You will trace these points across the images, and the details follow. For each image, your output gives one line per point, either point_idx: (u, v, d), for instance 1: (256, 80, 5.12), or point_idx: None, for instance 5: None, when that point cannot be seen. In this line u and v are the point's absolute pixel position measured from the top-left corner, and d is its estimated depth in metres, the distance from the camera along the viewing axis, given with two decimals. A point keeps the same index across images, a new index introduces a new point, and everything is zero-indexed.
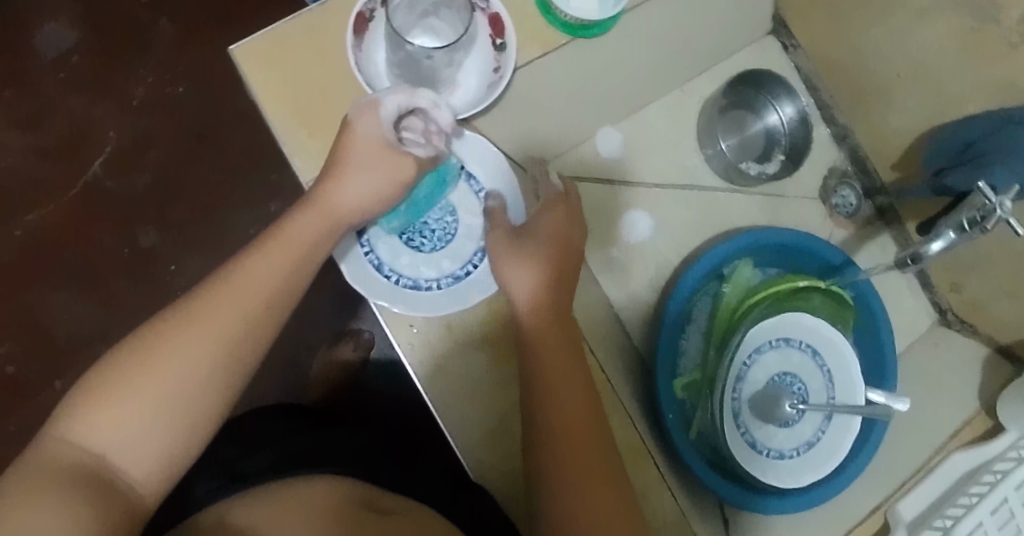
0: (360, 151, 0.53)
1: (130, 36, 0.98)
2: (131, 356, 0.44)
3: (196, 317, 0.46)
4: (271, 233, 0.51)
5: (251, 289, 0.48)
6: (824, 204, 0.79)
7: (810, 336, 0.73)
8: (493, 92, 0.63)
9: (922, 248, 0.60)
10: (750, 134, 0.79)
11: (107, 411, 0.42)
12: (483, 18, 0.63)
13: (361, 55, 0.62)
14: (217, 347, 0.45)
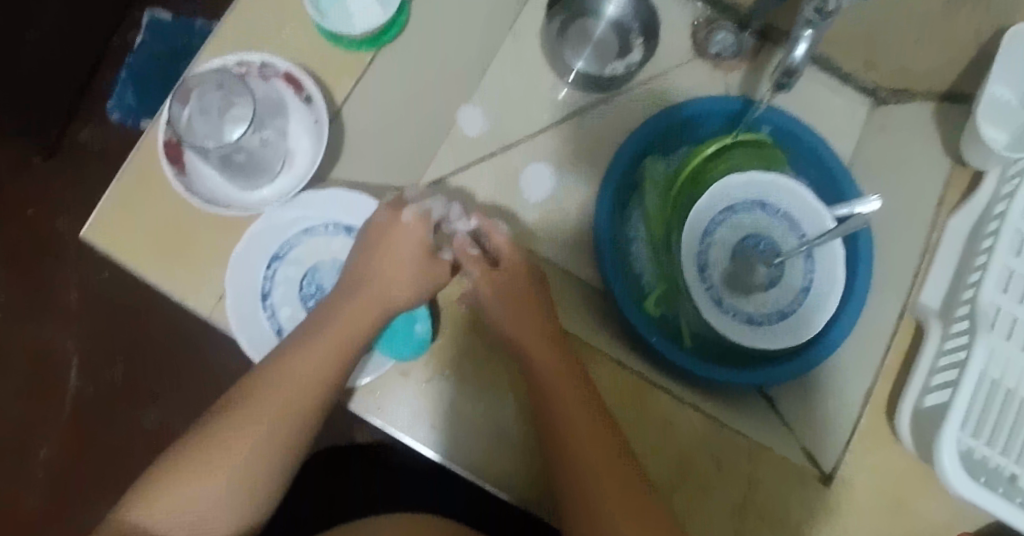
0: (373, 270, 0.61)
1: (43, 253, 1.03)
2: (196, 444, 0.54)
3: (241, 413, 0.55)
4: (285, 354, 0.57)
5: (291, 393, 0.56)
6: (706, 59, 0.75)
7: (749, 191, 0.70)
8: (324, 143, 0.63)
9: (790, 58, 0.59)
10: (599, 37, 0.76)
11: (181, 490, 0.52)
12: (280, 81, 0.62)
13: (188, 178, 0.61)
14: (262, 444, 0.54)
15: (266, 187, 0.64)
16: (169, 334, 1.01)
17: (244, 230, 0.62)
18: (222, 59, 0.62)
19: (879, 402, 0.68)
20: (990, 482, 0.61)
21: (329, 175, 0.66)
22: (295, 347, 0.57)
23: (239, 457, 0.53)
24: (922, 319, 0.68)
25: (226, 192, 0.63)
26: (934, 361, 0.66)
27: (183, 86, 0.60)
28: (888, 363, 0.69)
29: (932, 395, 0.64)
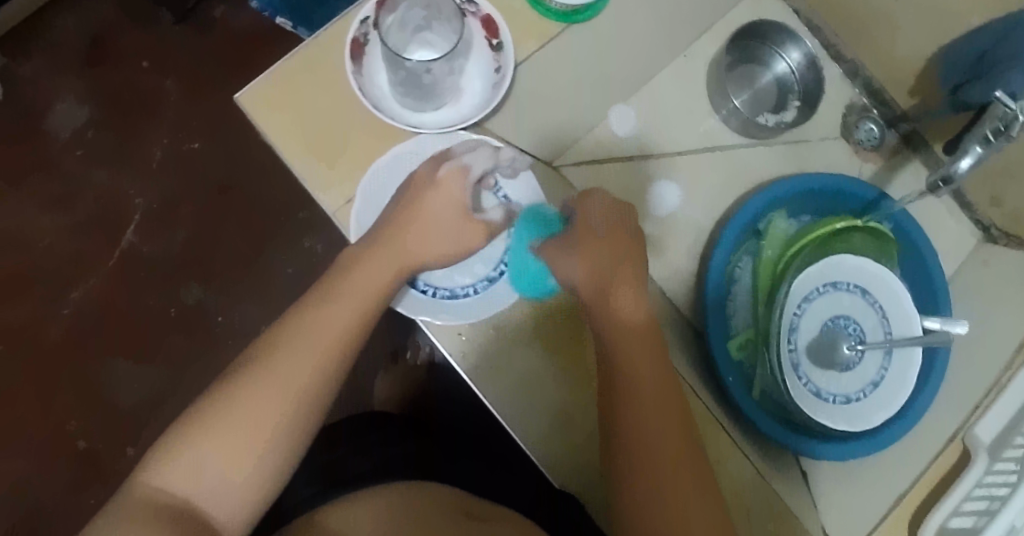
0: (414, 236, 0.57)
1: (139, 105, 1.03)
2: (212, 407, 0.48)
3: (264, 370, 0.50)
4: (305, 312, 0.53)
5: (319, 344, 0.52)
6: (848, 141, 0.78)
7: (855, 275, 0.72)
8: (500, 92, 0.64)
9: (950, 169, 0.59)
10: (760, 87, 0.80)
11: (191, 456, 0.47)
12: (475, 21, 0.65)
13: (363, 79, 0.63)
14: (283, 400, 0.49)
15: (431, 114, 0.65)
16: (236, 222, 1.01)
17: (396, 145, 0.64)
18: None
19: (907, 510, 0.70)
20: None
21: (485, 123, 0.65)
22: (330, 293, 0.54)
23: (256, 413, 0.48)
24: (971, 447, 0.70)
25: (392, 105, 0.64)
26: (972, 488, 0.67)
27: None
28: (926, 476, 0.71)
29: (957, 518, 0.66)
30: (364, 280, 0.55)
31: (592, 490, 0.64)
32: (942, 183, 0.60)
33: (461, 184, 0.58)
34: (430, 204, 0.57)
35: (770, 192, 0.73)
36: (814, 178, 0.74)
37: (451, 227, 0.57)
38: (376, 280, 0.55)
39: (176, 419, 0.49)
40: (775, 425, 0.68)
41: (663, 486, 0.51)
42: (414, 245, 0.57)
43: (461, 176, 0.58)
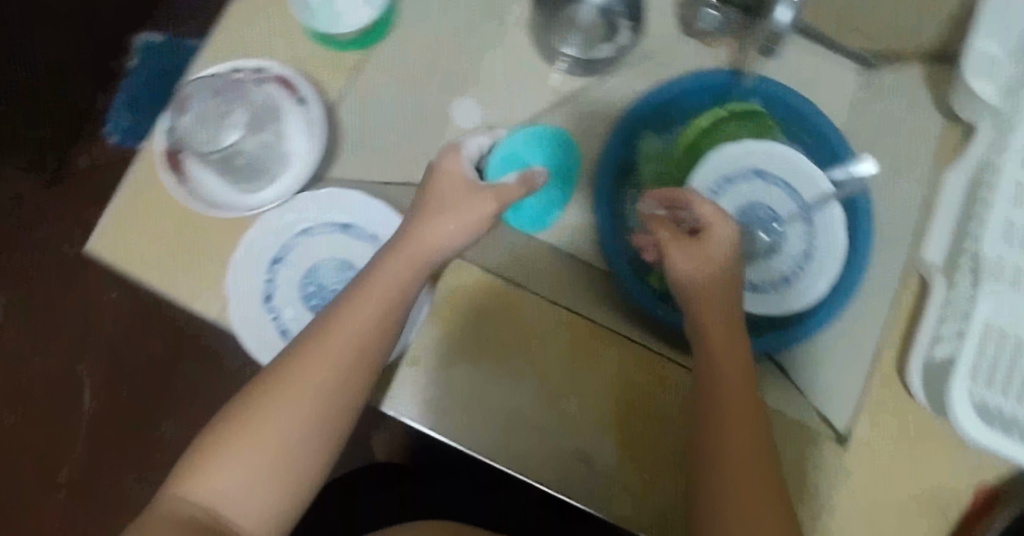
0: (430, 221, 0.57)
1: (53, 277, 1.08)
2: (269, 389, 0.51)
3: (316, 357, 0.52)
4: (329, 324, 0.53)
5: (329, 360, 0.52)
6: (693, 36, 0.74)
7: (750, 159, 0.71)
8: (319, 140, 0.65)
9: None
10: (584, 20, 0.72)
11: (235, 457, 0.50)
12: (272, 85, 0.66)
13: (190, 184, 0.66)
14: (297, 416, 0.51)
15: (267, 188, 0.65)
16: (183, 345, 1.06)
17: (242, 234, 0.66)
18: (218, 67, 0.67)
19: (888, 363, 0.69)
20: (1008, 429, 0.63)
21: (328, 174, 0.67)
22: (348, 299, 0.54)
23: (305, 405, 0.51)
24: (925, 274, 0.70)
25: (229, 198, 0.66)
26: (941, 314, 0.68)
27: (181, 95, 0.65)
28: (895, 323, 0.70)
29: (940, 347, 0.67)
30: (385, 281, 0.55)
31: (569, 475, 0.63)
32: None
33: (462, 162, 0.59)
34: (452, 187, 0.58)
35: (629, 118, 0.71)
36: (665, 86, 0.72)
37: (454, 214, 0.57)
38: (391, 277, 0.55)
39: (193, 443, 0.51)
40: None
41: (731, 452, 0.54)
42: (427, 237, 0.56)
43: (459, 156, 0.60)
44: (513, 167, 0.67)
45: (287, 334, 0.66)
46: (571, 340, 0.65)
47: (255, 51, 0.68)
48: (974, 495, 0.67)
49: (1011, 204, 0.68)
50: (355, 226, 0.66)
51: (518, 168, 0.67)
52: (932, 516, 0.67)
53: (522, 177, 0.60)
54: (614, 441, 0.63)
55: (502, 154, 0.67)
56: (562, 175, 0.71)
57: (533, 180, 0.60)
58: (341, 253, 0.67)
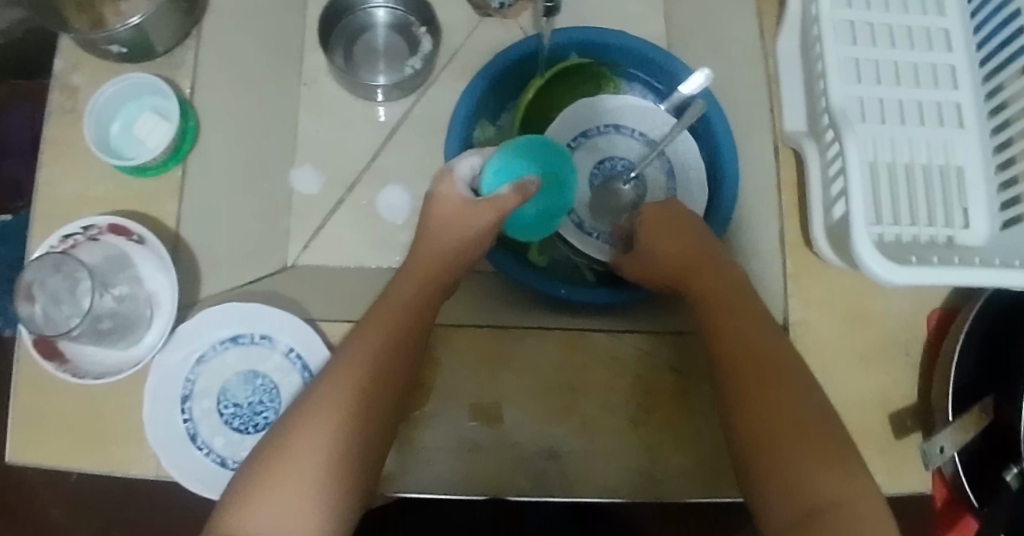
0: (427, 245, 0.61)
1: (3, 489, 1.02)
2: (311, 398, 0.52)
3: (349, 361, 0.54)
4: (338, 363, 0.54)
5: (401, 328, 0.56)
6: (491, 15, 0.80)
7: (598, 118, 0.78)
8: (174, 270, 0.63)
9: None
10: (384, 45, 0.80)
11: (273, 493, 0.49)
12: (107, 237, 0.63)
13: (71, 362, 0.61)
14: (356, 399, 0.52)
15: (147, 335, 0.63)
16: (160, 499, 1.02)
17: (144, 387, 0.62)
18: (46, 243, 0.63)
19: (795, 239, 0.69)
20: (923, 255, 0.64)
21: (198, 298, 0.66)
22: (391, 293, 0.59)
23: (334, 425, 0.51)
24: (795, 145, 0.69)
25: (114, 358, 0.62)
26: (823, 176, 0.67)
27: (22, 283, 0.60)
28: (786, 201, 0.70)
29: (836, 207, 0.65)
30: (389, 310, 0.57)
31: (545, 473, 0.63)
32: None
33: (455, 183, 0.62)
34: (442, 221, 0.61)
35: (467, 104, 0.72)
36: (494, 63, 0.73)
37: (445, 240, 0.61)
38: (395, 315, 0.57)
39: (253, 458, 0.51)
40: (619, 292, 0.71)
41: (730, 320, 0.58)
42: (423, 257, 0.61)
43: (454, 178, 0.62)
44: (510, 177, 0.63)
45: (229, 463, 0.63)
46: (494, 347, 0.66)
47: (74, 211, 0.65)
48: (928, 322, 0.68)
49: (844, 45, 0.69)
50: (249, 333, 0.65)
51: (513, 176, 0.63)
52: (895, 359, 0.67)
53: (516, 188, 0.61)
54: (576, 425, 0.64)
55: (496, 168, 0.63)
56: (556, 184, 0.67)
57: (526, 188, 0.61)
58: (245, 365, 0.65)
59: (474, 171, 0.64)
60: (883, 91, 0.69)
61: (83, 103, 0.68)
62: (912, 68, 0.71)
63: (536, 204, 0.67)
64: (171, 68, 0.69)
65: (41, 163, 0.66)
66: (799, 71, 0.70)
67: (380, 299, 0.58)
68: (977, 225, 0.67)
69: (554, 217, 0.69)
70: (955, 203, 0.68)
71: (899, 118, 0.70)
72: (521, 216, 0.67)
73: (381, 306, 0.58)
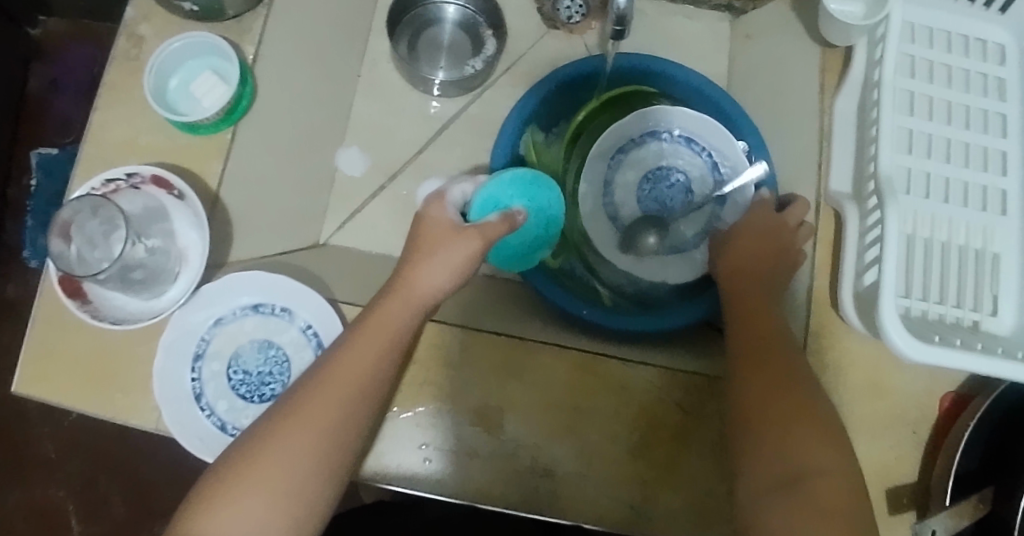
0: (418, 268, 0.58)
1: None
2: (300, 399, 0.53)
3: (339, 367, 0.54)
4: (330, 359, 0.55)
5: (393, 336, 0.56)
6: (562, 27, 0.80)
7: (675, 122, 0.78)
8: (207, 229, 0.64)
9: (621, 13, 0.65)
10: (448, 41, 0.81)
11: (254, 479, 0.50)
12: (149, 187, 0.64)
13: (94, 304, 0.62)
14: (337, 408, 0.53)
15: (172, 289, 0.64)
16: (153, 451, 1.04)
17: (159, 339, 0.63)
18: (88, 184, 0.64)
19: (822, 298, 0.69)
20: (945, 336, 0.64)
21: (226, 260, 0.67)
22: (387, 297, 0.58)
23: (319, 425, 0.52)
24: (837, 205, 0.70)
25: (136, 307, 0.63)
26: (859, 241, 0.67)
27: (60, 220, 0.61)
28: (818, 259, 0.70)
29: (867, 274, 0.65)
30: (381, 316, 0.56)
31: (533, 492, 0.63)
32: (618, 26, 0.66)
33: (445, 206, 0.62)
34: (433, 242, 0.60)
35: (522, 107, 0.73)
36: (557, 73, 0.74)
37: (437, 264, 0.59)
38: (392, 320, 0.56)
39: (237, 443, 0.52)
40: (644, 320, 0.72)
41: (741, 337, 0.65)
42: (412, 279, 0.58)
43: (445, 202, 0.62)
44: (497, 206, 0.65)
45: (228, 428, 0.63)
46: (507, 356, 0.66)
47: (120, 156, 0.67)
48: (940, 402, 0.67)
49: (901, 114, 0.70)
50: (271, 304, 0.66)
51: (499, 206, 0.66)
52: (901, 433, 0.67)
53: (503, 216, 0.62)
54: (575, 446, 0.64)
55: (485, 197, 0.65)
56: (540, 218, 0.71)
57: (515, 217, 0.63)
58: (261, 334, 0.66)
59: (463, 195, 0.64)
60: (932, 166, 0.69)
61: (146, 53, 0.69)
62: (964, 147, 0.70)
63: (519, 236, 0.70)
64: (237, 33, 0.70)
65: (96, 105, 0.67)
66: (852, 132, 0.70)
67: (379, 293, 0.59)
68: (1005, 314, 0.66)
69: (536, 249, 0.73)
70: (986, 288, 0.67)
71: (943, 195, 0.69)
72: (505, 244, 0.70)
73: (378, 301, 0.58)
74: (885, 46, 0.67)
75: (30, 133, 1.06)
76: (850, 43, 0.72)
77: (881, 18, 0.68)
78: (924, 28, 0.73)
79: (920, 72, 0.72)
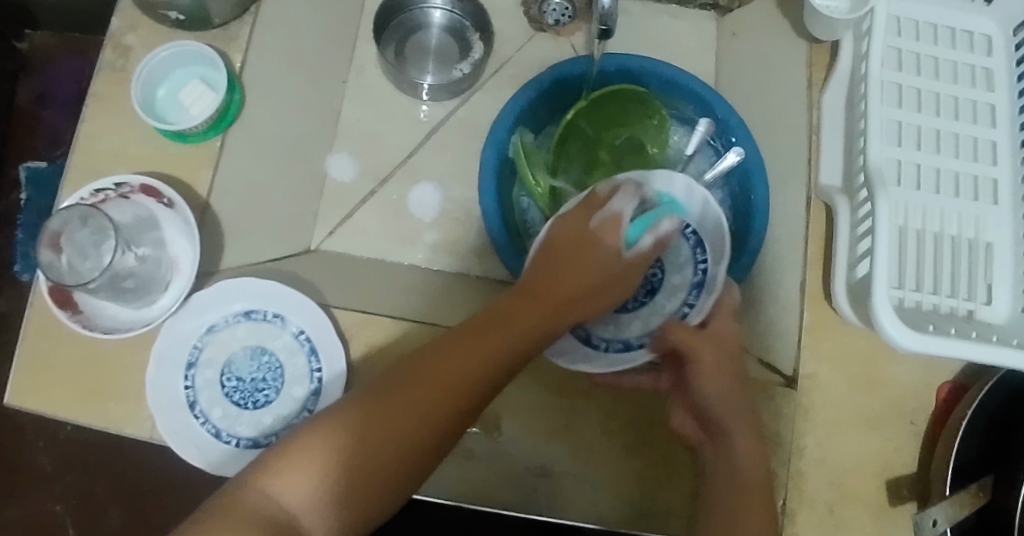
0: (561, 281, 0.59)
1: None
2: (398, 384, 0.50)
3: (449, 359, 0.51)
4: (442, 349, 0.52)
5: (508, 345, 0.54)
6: (549, 31, 0.81)
7: (689, 217, 0.67)
8: (197, 236, 0.64)
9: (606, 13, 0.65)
10: (435, 46, 0.82)
11: (326, 454, 0.48)
12: (138, 196, 0.64)
13: (86, 314, 0.62)
14: (429, 401, 0.50)
15: (164, 297, 0.63)
16: (148, 463, 1.03)
17: (152, 348, 0.63)
18: (78, 194, 0.64)
19: (816, 292, 0.69)
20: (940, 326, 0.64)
21: (218, 268, 0.67)
22: (527, 306, 0.57)
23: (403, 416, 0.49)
24: (828, 199, 0.69)
25: (129, 316, 0.63)
26: (852, 233, 0.67)
27: (50, 231, 0.61)
28: (811, 255, 0.70)
29: (860, 266, 0.65)
30: (508, 324, 0.55)
31: (533, 493, 0.63)
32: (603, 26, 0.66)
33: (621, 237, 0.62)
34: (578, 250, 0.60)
35: (507, 111, 0.72)
36: (540, 77, 0.73)
37: (576, 264, 0.60)
38: (516, 331, 0.55)
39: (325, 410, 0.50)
40: None
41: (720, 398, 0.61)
42: (556, 285, 0.59)
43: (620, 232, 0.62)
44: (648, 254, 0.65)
45: (222, 435, 0.62)
46: None
47: (109, 166, 0.67)
48: (937, 393, 0.67)
49: (889, 107, 0.70)
50: (264, 310, 0.65)
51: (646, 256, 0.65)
52: (899, 424, 0.66)
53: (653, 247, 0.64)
54: (572, 446, 0.64)
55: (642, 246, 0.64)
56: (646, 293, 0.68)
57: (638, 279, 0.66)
58: (253, 340, 0.65)
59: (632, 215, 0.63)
60: (921, 157, 0.69)
61: (133, 63, 0.69)
62: (954, 137, 0.70)
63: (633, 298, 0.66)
64: (225, 42, 0.72)
65: (84, 117, 0.67)
66: (840, 126, 0.71)
67: (516, 296, 0.58)
68: (999, 302, 0.66)
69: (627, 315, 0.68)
70: (980, 276, 0.67)
71: (934, 186, 0.69)
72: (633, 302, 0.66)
73: (513, 304, 0.57)
74: (871, 39, 0.68)
75: (19, 147, 1.06)
76: (836, 37, 0.72)
77: (866, 12, 0.69)
78: (910, 20, 0.73)
79: (907, 65, 0.72)
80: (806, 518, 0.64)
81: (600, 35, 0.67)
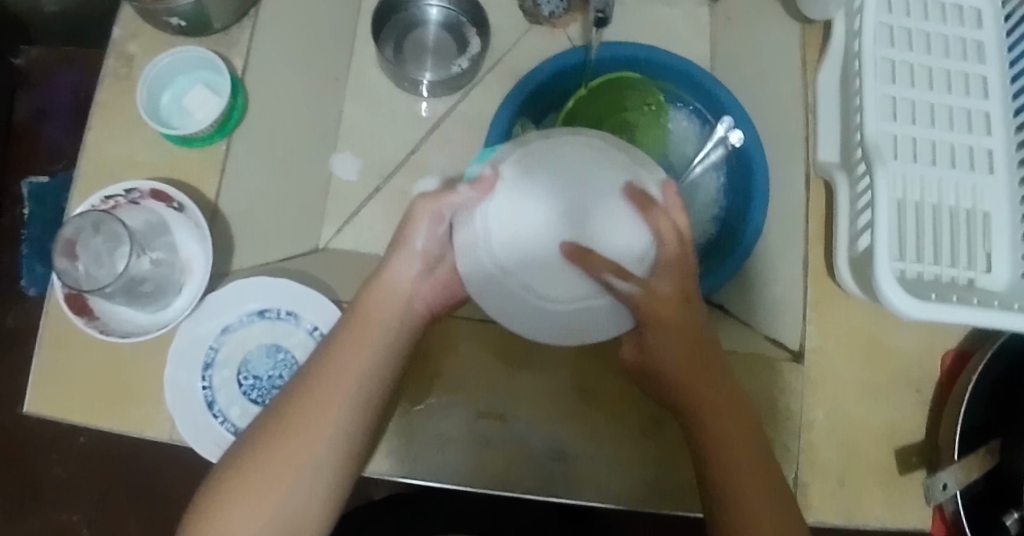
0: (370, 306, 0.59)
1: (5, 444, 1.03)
2: (287, 412, 0.54)
3: (327, 388, 0.55)
4: (316, 369, 0.56)
5: (355, 362, 0.56)
6: (545, 23, 0.81)
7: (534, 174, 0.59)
8: (209, 239, 0.65)
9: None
10: (433, 43, 0.82)
11: (245, 490, 0.52)
12: (149, 202, 0.65)
13: (101, 319, 0.63)
14: (319, 433, 0.54)
15: (178, 300, 0.64)
16: (159, 469, 1.04)
17: (168, 350, 0.63)
18: (88, 202, 0.65)
19: (819, 267, 0.70)
20: (942, 294, 0.65)
21: (230, 268, 0.68)
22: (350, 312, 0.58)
23: (301, 444, 0.53)
24: (827, 175, 0.71)
25: (143, 320, 0.64)
26: (852, 208, 0.68)
27: (63, 239, 0.62)
28: (812, 231, 0.71)
29: (861, 239, 0.66)
30: (359, 321, 0.57)
31: (545, 476, 0.64)
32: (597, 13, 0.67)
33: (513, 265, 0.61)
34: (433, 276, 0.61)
35: (506, 104, 0.72)
36: (537, 69, 0.74)
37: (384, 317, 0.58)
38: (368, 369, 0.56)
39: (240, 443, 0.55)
40: None
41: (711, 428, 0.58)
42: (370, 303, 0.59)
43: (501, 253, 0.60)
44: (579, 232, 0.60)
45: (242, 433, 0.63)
46: (511, 351, 0.67)
47: (119, 173, 0.68)
48: (941, 360, 0.68)
49: (883, 82, 0.71)
50: (277, 309, 0.66)
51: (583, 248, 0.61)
52: (906, 395, 0.67)
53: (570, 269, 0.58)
54: (585, 427, 0.65)
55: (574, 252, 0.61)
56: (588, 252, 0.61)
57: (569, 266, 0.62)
58: (268, 338, 0.66)
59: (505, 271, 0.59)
60: (917, 131, 0.70)
61: (137, 71, 0.70)
62: (947, 110, 0.72)
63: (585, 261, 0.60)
64: (226, 45, 0.73)
65: (91, 125, 0.68)
66: (836, 104, 0.72)
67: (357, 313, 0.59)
68: (998, 271, 0.68)
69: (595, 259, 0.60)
70: (979, 246, 0.69)
71: (930, 159, 0.70)
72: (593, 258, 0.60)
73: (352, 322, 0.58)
74: (863, 17, 0.69)
75: (19, 161, 1.07)
76: (829, 17, 0.74)
77: None
78: None
79: (900, 41, 0.73)
80: (818, 490, 0.65)
81: (596, 22, 0.68)
